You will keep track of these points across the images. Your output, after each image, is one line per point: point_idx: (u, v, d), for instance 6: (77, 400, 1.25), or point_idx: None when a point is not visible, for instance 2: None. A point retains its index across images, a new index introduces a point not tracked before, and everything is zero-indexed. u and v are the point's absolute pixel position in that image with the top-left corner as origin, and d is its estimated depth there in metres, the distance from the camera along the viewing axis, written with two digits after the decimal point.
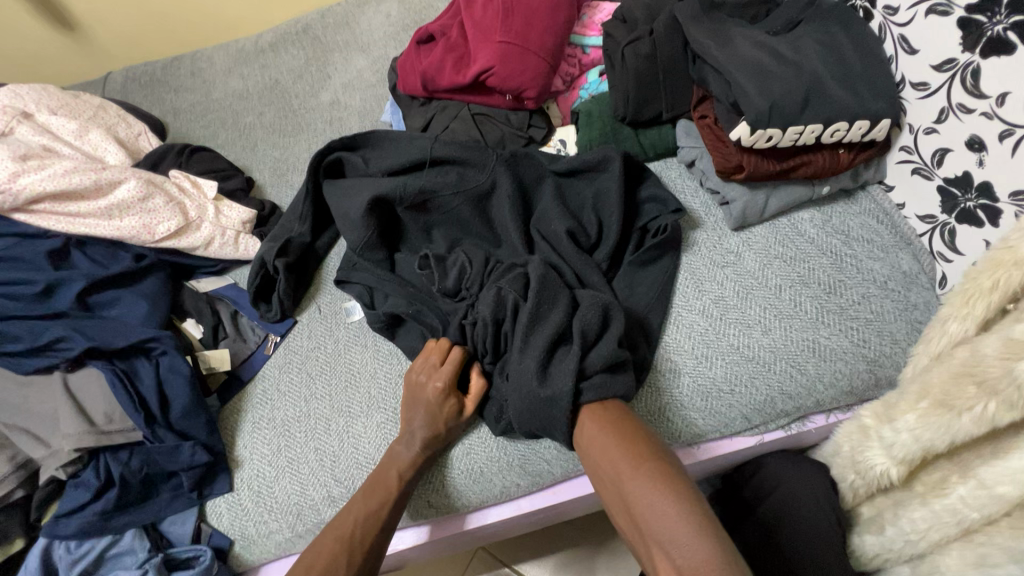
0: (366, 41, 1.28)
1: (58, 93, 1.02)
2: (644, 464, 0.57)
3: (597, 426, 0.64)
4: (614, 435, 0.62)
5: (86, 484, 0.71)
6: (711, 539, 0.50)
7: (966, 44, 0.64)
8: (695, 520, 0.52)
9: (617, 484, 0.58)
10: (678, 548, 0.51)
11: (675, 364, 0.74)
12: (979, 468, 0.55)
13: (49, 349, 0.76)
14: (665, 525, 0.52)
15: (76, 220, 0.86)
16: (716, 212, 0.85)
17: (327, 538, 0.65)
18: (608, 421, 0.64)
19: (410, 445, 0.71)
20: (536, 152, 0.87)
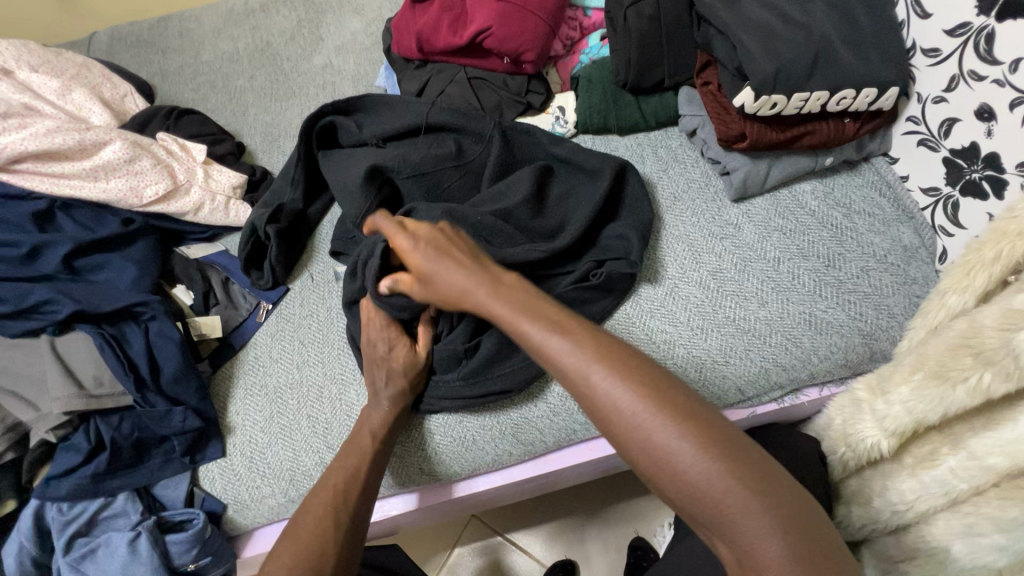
0: (359, 3, 1.24)
1: (39, 50, 0.99)
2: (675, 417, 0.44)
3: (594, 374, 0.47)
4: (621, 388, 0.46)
5: (77, 447, 0.71)
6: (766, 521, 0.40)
7: (982, 7, 0.61)
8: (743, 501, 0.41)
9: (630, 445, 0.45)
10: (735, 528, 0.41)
11: (647, 340, 0.74)
12: (970, 439, 0.55)
13: (36, 311, 0.75)
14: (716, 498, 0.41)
15: (60, 182, 0.84)
16: (715, 188, 0.83)
17: (311, 503, 0.61)
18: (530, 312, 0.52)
19: (378, 407, 0.71)
20: (537, 130, 0.86)
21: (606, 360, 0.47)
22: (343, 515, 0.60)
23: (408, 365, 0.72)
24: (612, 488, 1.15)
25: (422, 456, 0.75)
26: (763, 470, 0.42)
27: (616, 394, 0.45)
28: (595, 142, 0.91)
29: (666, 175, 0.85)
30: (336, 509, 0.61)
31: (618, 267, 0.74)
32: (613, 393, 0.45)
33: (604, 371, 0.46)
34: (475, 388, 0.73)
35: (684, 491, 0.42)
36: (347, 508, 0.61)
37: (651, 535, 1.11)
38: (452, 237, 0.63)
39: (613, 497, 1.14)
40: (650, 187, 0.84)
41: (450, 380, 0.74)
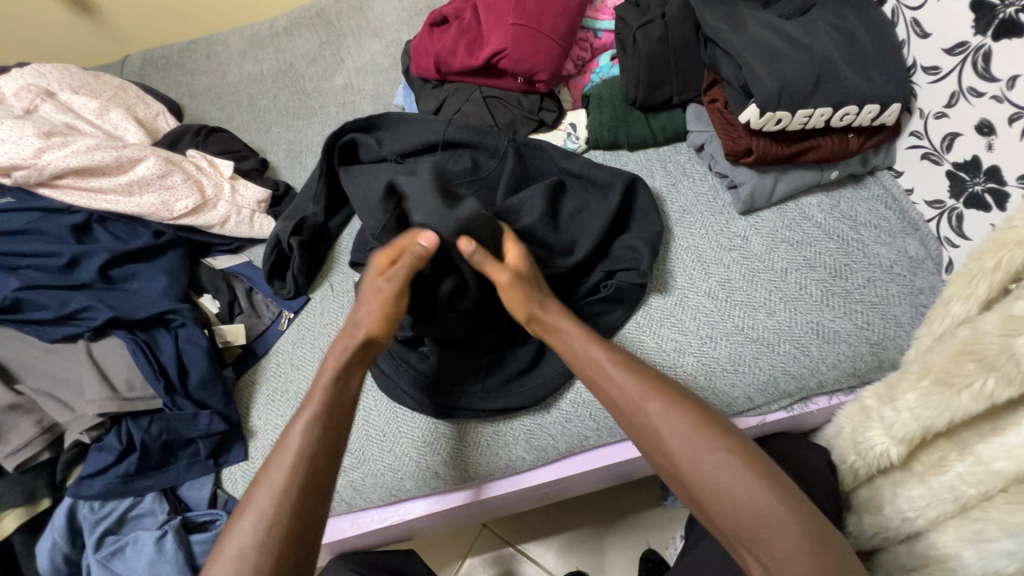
0: (378, 26, 1.30)
1: (79, 73, 1.05)
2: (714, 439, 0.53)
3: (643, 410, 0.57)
4: (668, 422, 0.55)
5: (109, 447, 0.74)
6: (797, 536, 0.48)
7: (979, 27, 0.64)
8: (777, 518, 0.48)
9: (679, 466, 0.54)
10: (767, 540, 0.48)
11: (654, 347, 0.76)
12: (977, 445, 0.56)
13: (74, 318, 0.79)
14: (752, 514, 0.49)
15: (98, 197, 0.88)
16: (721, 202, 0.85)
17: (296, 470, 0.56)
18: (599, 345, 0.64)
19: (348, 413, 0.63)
20: (550, 145, 0.89)
21: (656, 394, 0.58)
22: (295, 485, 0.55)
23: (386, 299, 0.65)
24: (623, 499, 1.15)
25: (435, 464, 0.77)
26: (792, 491, 0.50)
27: (666, 418, 0.56)
28: (606, 157, 0.94)
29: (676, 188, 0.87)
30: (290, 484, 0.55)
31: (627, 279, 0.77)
32: (664, 420, 0.56)
33: (656, 404, 0.57)
34: (497, 400, 0.76)
35: (720, 503, 0.51)
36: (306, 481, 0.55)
37: (663, 547, 1.11)
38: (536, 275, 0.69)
39: (625, 508, 1.15)
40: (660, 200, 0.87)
41: (472, 392, 0.76)
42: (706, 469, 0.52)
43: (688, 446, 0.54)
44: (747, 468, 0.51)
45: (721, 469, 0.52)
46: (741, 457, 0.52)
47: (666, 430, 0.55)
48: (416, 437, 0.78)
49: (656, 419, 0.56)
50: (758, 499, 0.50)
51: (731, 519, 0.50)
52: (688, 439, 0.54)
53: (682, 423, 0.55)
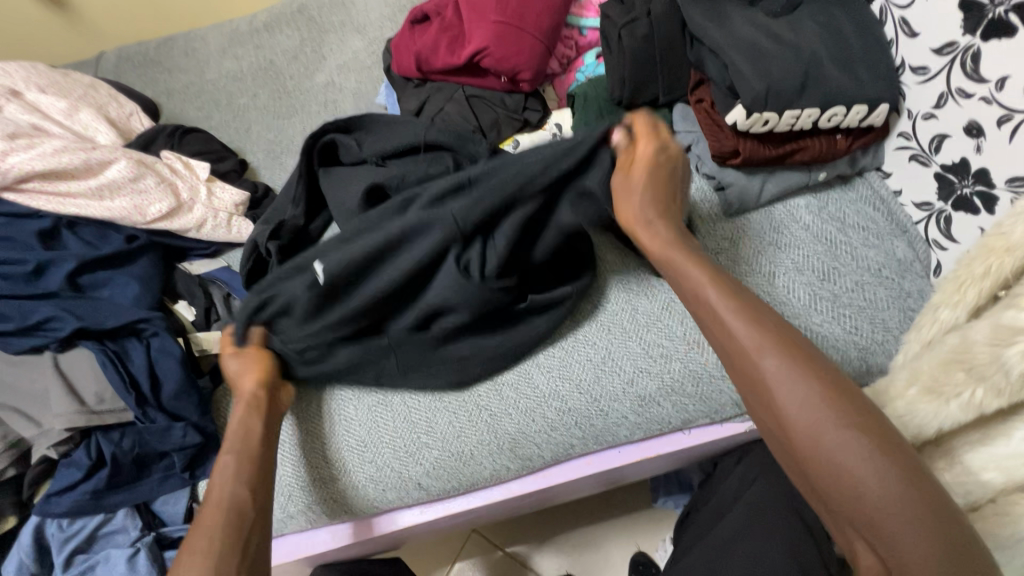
0: (361, 22, 1.26)
1: (48, 72, 1.01)
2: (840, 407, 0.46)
3: (757, 367, 0.50)
4: (784, 384, 0.48)
5: (78, 463, 0.71)
6: (926, 530, 0.41)
7: (967, 27, 0.63)
8: (906, 509, 0.42)
9: (789, 437, 0.47)
10: (889, 534, 0.42)
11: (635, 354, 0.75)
12: (964, 454, 0.55)
13: (40, 328, 0.76)
14: (875, 501, 0.42)
15: (66, 201, 0.85)
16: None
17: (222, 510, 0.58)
18: (719, 284, 0.57)
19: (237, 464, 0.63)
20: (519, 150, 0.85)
21: (781, 349, 0.50)
22: (226, 527, 0.57)
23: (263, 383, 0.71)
24: (614, 501, 1.15)
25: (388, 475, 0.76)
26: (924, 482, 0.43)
27: (788, 383, 0.48)
28: None
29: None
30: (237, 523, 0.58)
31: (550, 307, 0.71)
32: (786, 382, 0.48)
33: (776, 360, 0.49)
34: None
35: (839, 486, 0.44)
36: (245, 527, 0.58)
37: (653, 549, 1.10)
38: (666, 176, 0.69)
39: (615, 510, 1.14)
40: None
41: None
42: (822, 446, 0.45)
43: (811, 415, 0.46)
44: (882, 445, 0.44)
45: (850, 444, 0.44)
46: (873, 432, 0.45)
47: (798, 409, 0.47)
48: (401, 446, 0.76)
49: (778, 378, 0.49)
50: (889, 484, 0.42)
51: (853, 503, 0.43)
52: (806, 405, 0.47)
53: (806, 388, 0.47)
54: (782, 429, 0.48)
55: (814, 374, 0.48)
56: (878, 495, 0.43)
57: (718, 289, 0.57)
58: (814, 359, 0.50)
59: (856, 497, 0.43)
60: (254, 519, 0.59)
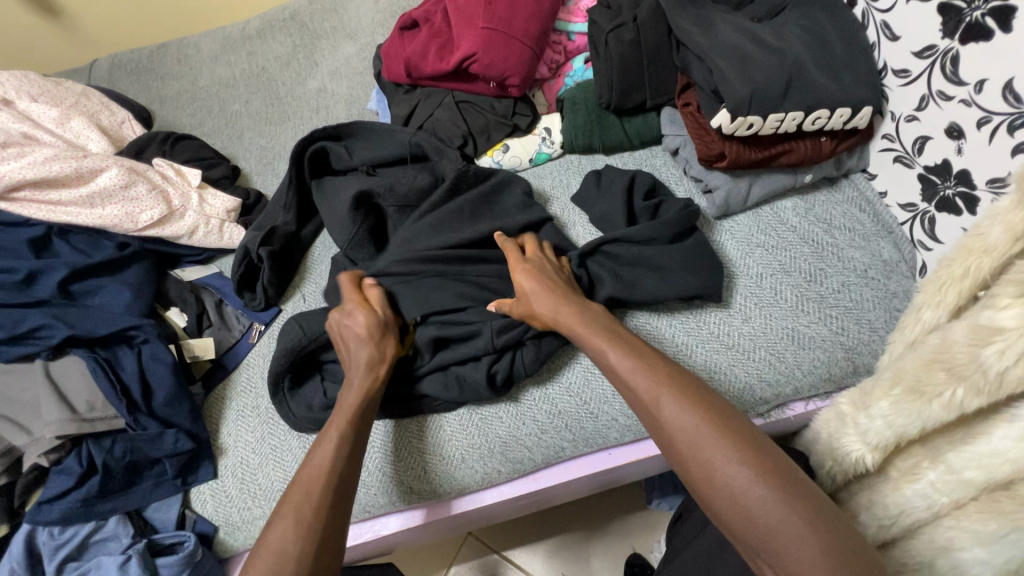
0: (353, 28, 1.27)
1: (39, 80, 1.01)
2: (726, 436, 0.50)
3: (653, 408, 0.54)
4: (680, 419, 0.52)
5: (69, 470, 0.71)
6: (814, 543, 0.43)
7: (946, 30, 0.63)
8: (791, 524, 0.44)
9: (685, 469, 0.51)
10: (778, 552, 0.45)
11: None
12: (949, 453, 0.55)
13: (31, 336, 0.76)
14: (763, 522, 0.45)
15: (57, 209, 0.86)
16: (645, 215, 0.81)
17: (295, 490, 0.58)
18: (616, 343, 0.62)
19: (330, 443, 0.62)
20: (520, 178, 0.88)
21: (672, 387, 0.55)
22: (307, 507, 0.56)
23: (375, 330, 0.71)
24: (608, 504, 1.15)
25: (432, 466, 0.75)
26: (807, 498, 0.46)
27: (681, 418, 0.52)
28: (583, 161, 0.93)
29: (639, 174, 0.83)
30: (300, 501, 0.57)
31: (525, 352, 0.73)
32: (678, 417, 0.52)
33: (670, 398, 0.54)
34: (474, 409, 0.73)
35: (734, 511, 0.47)
36: (312, 502, 0.57)
37: (648, 551, 1.10)
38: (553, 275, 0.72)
39: (610, 512, 1.14)
40: (629, 196, 0.82)
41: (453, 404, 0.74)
42: (717, 473, 0.48)
43: (701, 447, 0.50)
44: (766, 468, 0.47)
45: (733, 468, 0.48)
46: (757, 458, 0.48)
47: (690, 441, 0.51)
48: (399, 448, 0.76)
49: (671, 413, 0.53)
50: (771, 508, 0.45)
51: (745, 527, 0.46)
52: (695, 436, 0.51)
53: (693, 420, 0.51)
54: (681, 462, 0.51)
55: (703, 409, 0.52)
56: (765, 518, 0.45)
57: (609, 343, 0.62)
58: (706, 397, 0.54)
59: (745, 515, 0.46)
60: (334, 495, 0.58)
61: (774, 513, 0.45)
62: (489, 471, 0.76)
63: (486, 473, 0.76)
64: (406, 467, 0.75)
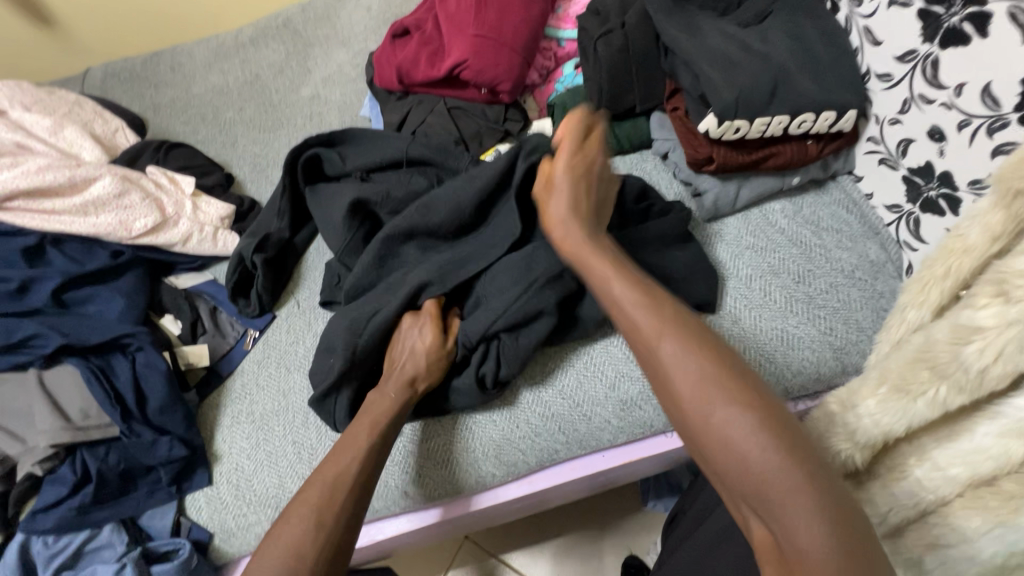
0: (346, 35, 1.28)
1: (32, 89, 1.02)
2: (729, 384, 0.43)
3: (653, 351, 0.48)
4: (681, 365, 0.45)
5: (63, 479, 0.71)
6: (819, 503, 0.38)
7: (927, 35, 0.65)
8: (793, 484, 0.39)
9: (682, 415, 0.45)
10: (776, 510, 0.39)
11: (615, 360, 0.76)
12: (934, 451, 0.56)
13: (24, 345, 0.76)
14: (763, 476, 0.39)
15: (51, 218, 0.86)
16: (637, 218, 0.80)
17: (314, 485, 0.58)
18: (624, 280, 0.54)
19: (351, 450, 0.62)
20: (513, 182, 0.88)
21: (679, 332, 0.47)
22: (330, 510, 0.55)
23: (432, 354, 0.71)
24: (604, 506, 1.15)
25: (426, 470, 0.76)
26: (809, 455, 0.40)
27: (683, 363, 0.46)
28: None
29: (632, 177, 0.82)
30: (321, 505, 0.56)
31: (506, 347, 0.72)
32: (681, 363, 0.46)
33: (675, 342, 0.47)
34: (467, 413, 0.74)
35: (730, 459, 0.41)
36: (333, 509, 0.56)
37: (644, 552, 1.11)
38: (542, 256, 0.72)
39: (606, 514, 1.14)
40: (621, 198, 0.79)
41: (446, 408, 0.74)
42: (715, 420, 0.42)
43: (702, 393, 0.44)
44: (770, 421, 0.41)
45: (734, 416, 0.42)
46: (764, 409, 0.42)
47: (690, 389, 0.44)
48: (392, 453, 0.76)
49: (675, 359, 0.46)
50: (772, 462, 0.39)
51: (741, 480, 0.40)
52: (698, 382, 0.44)
53: (699, 366, 0.45)
54: (680, 408, 0.45)
55: (709, 355, 0.46)
56: (765, 471, 0.39)
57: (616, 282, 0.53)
58: (715, 344, 0.47)
59: (743, 463, 0.41)
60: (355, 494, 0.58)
61: (793, 500, 0.38)
62: (482, 475, 0.76)
63: (479, 477, 0.76)
64: (399, 471, 0.75)
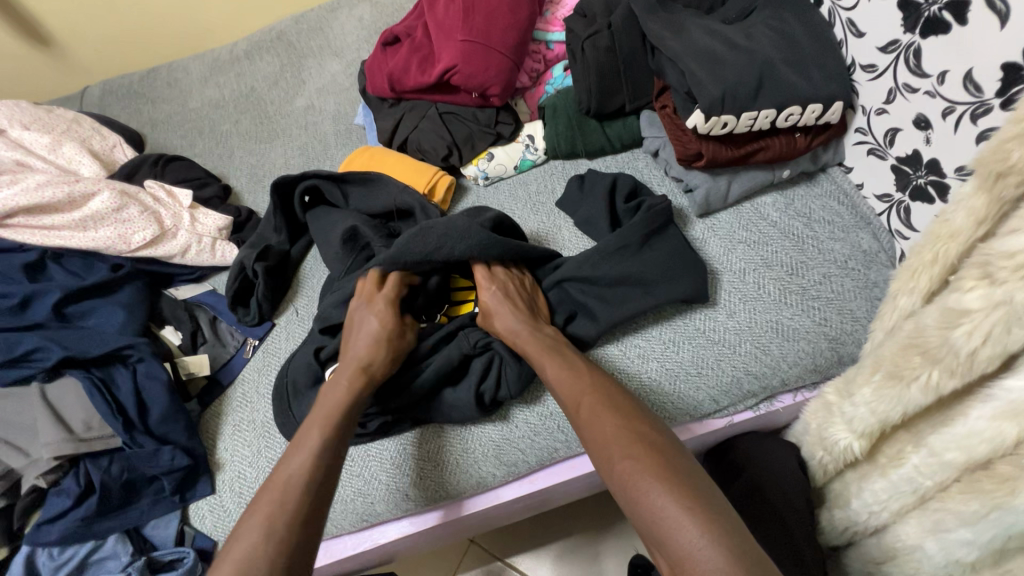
0: (339, 46, 1.29)
1: (31, 108, 1.04)
2: (632, 442, 0.55)
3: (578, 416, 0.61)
4: (596, 422, 0.59)
5: (67, 491, 0.72)
6: (704, 533, 0.46)
7: (907, 25, 0.65)
8: (677, 515, 0.48)
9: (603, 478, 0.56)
10: (673, 543, 0.47)
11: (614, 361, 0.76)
12: (931, 437, 0.55)
13: (26, 359, 0.77)
14: (657, 518, 0.49)
15: (51, 233, 0.87)
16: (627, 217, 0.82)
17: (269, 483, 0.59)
18: (556, 354, 0.68)
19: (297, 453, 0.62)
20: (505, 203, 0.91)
21: (590, 391, 0.62)
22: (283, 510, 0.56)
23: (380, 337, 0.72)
24: (607, 507, 1.15)
25: (428, 473, 0.76)
26: (698, 493, 0.50)
27: (594, 425, 0.58)
28: (566, 166, 0.95)
29: (621, 177, 0.85)
30: (278, 504, 0.57)
31: (508, 367, 0.73)
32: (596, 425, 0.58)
33: (589, 407, 0.60)
34: (464, 413, 0.74)
35: (640, 510, 0.50)
36: (294, 505, 0.57)
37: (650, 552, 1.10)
38: (515, 289, 0.77)
39: (612, 514, 1.14)
40: (610, 198, 0.84)
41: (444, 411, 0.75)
42: (619, 467, 0.54)
43: (612, 446, 0.56)
44: (659, 466, 0.52)
45: (639, 474, 0.52)
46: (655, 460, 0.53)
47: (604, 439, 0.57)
48: (392, 456, 0.77)
49: (589, 418, 0.59)
50: (662, 499, 0.49)
51: (642, 520, 0.50)
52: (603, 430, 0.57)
53: (607, 423, 0.58)
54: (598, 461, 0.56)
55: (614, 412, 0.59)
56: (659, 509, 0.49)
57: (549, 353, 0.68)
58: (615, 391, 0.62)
59: (655, 527, 0.49)
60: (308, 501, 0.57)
61: (679, 525, 0.47)
62: (482, 477, 0.76)
63: (479, 478, 0.76)
64: (401, 474, 0.76)
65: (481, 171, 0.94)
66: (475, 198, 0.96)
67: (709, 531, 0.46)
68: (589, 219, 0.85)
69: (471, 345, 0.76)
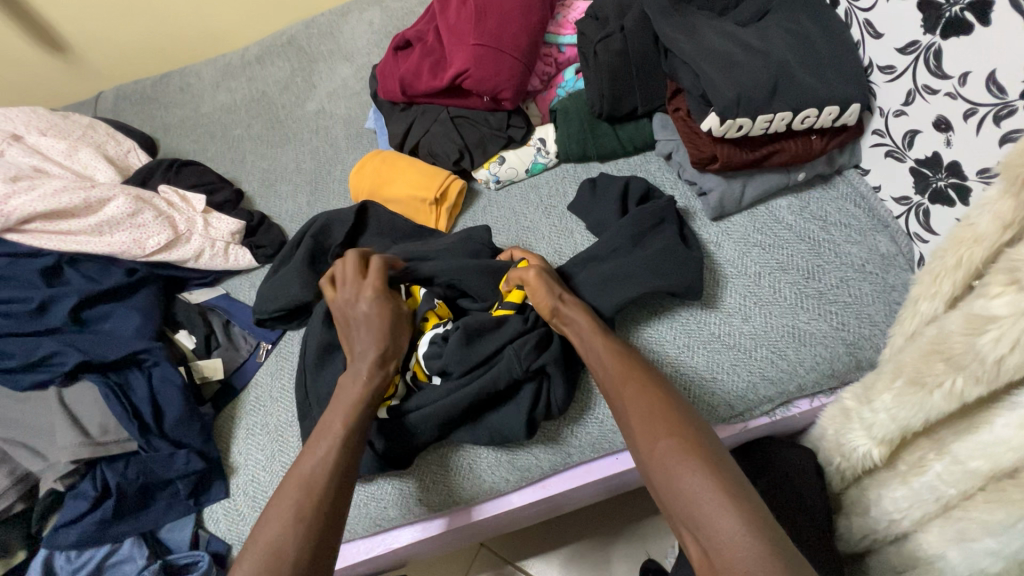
0: (349, 50, 1.29)
1: (48, 115, 1.05)
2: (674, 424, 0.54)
3: (619, 395, 0.60)
4: (636, 401, 0.58)
5: (85, 494, 0.73)
6: (740, 519, 0.45)
7: (927, 26, 0.64)
8: (715, 498, 0.47)
9: (640, 460, 0.55)
10: (709, 527, 0.47)
11: None
12: (954, 444, 0.54)
13: (43, 363, 0.78)
14: (694, 500, 0.48)
15: (67, 238, 0.88)
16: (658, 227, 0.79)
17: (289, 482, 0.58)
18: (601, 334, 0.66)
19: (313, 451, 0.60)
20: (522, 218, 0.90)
21: (631, 373, 0.61)
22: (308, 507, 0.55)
23: (388, 314, 0.70)
24: (619, 511, 1.14)
25: (441, 478, 0.76)
26: (737, 484, 0.49)
27: (636, 404, 0.58)
28: (577, 170, 0.95)
29: (633, 181, 0.85)
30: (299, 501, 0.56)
31: (558, 388, 0.71)
32: (638, 405, 0.57)
33: (631, 389, 0.59)
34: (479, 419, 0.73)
35: (676, 492, 0.50)
36: (314, 499, 0.56)
37: (663, 557, 1.08)
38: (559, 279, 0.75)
39: (623, 518, 1.13)
40: (623, 200, 0.84)
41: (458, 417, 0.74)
42: (658, 448, 0.53)
43: (653, 425, 0.55)
44: (699, 451, 0.51)
45: (681, 455, 0.51)
46: (696, 446, 0.52)
47: (647, 416, 0.56)
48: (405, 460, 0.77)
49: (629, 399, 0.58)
50: (700, 482, 0.49)
51: (678, 502, 0.50)
52: (645, 411, 0.56)
53: (648, 404, 0.57)
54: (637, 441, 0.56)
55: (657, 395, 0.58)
56: (696, 492, 0.49)
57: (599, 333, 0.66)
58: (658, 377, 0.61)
59: (690, 511, 0.48)
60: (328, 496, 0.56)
61: (719, 509, 0.47)
62: (497, 483, 0.76)
63: (493, 484, 0.76)
64: (415, 479, 0.76)
65: (492, 175, 0.94)
66: (487, 202, 0.96)
67: (748, 518, 0.45)
68: (602, 223, 0.84)
69: (522, 366, 0.71)
